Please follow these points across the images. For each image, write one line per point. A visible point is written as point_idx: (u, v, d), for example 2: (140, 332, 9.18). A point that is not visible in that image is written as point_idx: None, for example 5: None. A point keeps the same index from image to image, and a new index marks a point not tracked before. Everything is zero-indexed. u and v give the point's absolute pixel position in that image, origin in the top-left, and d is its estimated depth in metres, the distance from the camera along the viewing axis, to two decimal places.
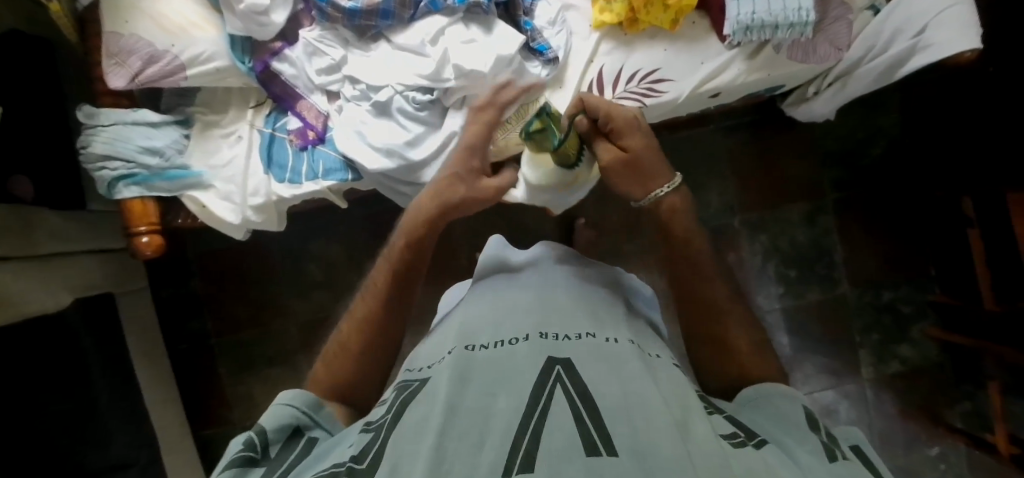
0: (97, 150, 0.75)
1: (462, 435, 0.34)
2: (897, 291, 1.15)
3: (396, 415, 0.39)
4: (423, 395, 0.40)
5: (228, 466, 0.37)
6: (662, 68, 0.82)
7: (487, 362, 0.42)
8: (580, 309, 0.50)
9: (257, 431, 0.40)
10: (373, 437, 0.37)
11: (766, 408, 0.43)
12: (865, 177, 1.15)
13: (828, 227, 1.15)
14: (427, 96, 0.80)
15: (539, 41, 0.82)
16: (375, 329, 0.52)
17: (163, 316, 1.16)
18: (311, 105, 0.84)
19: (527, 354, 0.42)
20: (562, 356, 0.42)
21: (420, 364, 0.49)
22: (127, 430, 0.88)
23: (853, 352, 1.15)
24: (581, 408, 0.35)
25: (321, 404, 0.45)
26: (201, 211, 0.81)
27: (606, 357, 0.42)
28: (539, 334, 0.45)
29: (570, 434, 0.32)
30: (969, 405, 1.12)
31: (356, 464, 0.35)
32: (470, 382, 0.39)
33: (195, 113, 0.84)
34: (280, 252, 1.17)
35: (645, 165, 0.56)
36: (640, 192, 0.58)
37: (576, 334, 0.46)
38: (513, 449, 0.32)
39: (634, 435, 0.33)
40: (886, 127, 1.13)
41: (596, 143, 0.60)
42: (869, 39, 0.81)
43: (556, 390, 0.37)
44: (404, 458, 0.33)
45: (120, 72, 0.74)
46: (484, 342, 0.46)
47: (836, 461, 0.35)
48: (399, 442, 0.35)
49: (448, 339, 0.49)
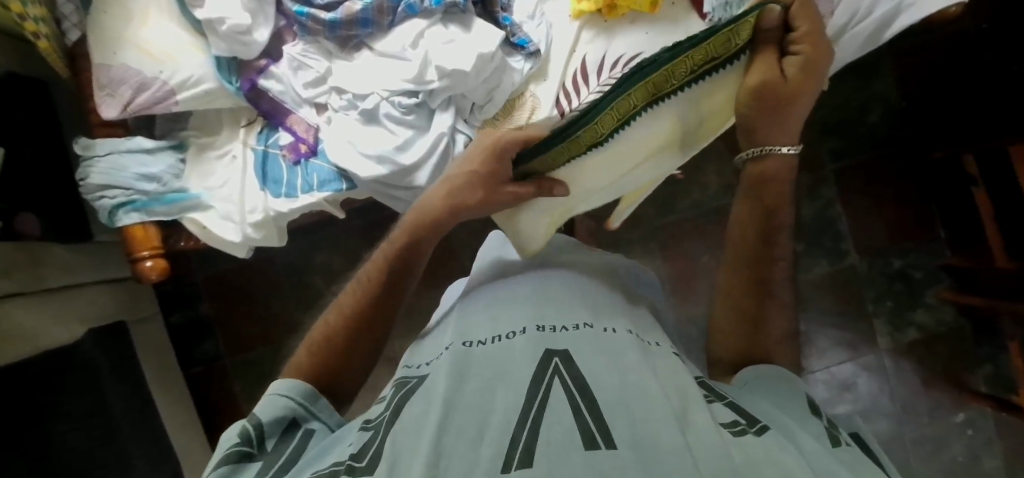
0: (96, 180, 0.77)
1: (460, 431, 0.33)
2: (907, 257, 1.12)
3: (394, 412, 0.39)
4: (422, 392, 0.40)
5: (223, 462, 0.37)
6: (645, 51, 0.80)
7: (485, 357, 0.42)
8: (576, 299, 0.50)
9: (255, 425, 0.40)
10: (370, 437, 0.37)
11: (771, 387, 0.43)
12: (863, 145, 1.13)
13: (831, 198, 1.14)
14: (413, 99, 0.80)
15: (519, 36, 0.83)
16: (353, 323, 0.51)
17: (176, 340, 1.18)
18: (300, 119, 0.84)
19: (524, 347, 0.42)
20: (560, 348, 0.41)
21: (418, 359, 0.49)
22: (148, 455, 0.89)
23: (868, 323, 1.13)
24: (580, 400, 0.35)
25: (316, 396, 0.44)
26: (202, 232, 0.82)
27: (605, 349, 0.42)
28: (537, 327, 0.45)
29: (569, 427, 0.32)
30: (991, 367, 1.10)
31: (356, 462, 0.34)
32: (468, 378, 0.39)
33: (189, 137, 0.85)
34: (285, 268, 1.18)
35: (794, 114, 0.49)
36: (760, 136, 0.51)
37: (574, 326, 0.45)
38: (512, 442, 0.31)
39: (632, 426, 0.32)
40: (881, 92, 1.11)
41: (764, 55, 0.49)
42: (852, 4, 0.80)
43: (554, 384, 0.37)
44: (401, 456, 0.33)
45: (112, 102, 0.76)
46: (483, 337, 0.45)
47: (838, 447, 0.35)
48: (397, 439, 0.34)
49: (447, 335, 0.49)
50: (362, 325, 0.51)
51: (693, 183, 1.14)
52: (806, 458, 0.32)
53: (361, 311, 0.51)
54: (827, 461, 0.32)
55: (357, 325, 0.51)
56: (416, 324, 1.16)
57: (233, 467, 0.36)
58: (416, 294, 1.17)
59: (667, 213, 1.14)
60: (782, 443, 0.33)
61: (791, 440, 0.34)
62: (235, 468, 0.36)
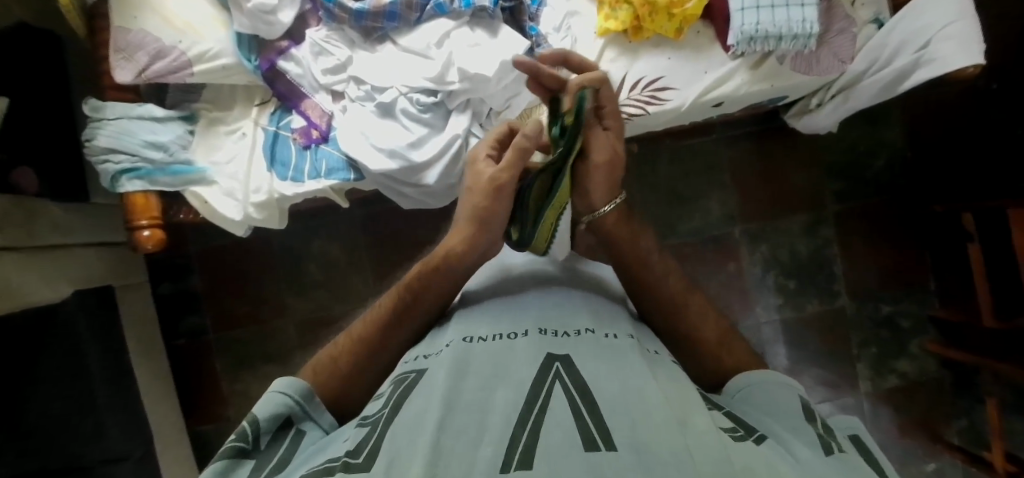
0: (102, 143, 0.76)
1: (461, 430, 0.31)
2: (897, 304, 1.14)
3: (393, 408, 0.36)
4: (421, 389, 0.37)
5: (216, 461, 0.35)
6: (665, 76, 0.83)
7: (486, 355, 0.40)
8: (577, 305, 0.47)
9: (250, 422, 0.38)
10: (368, 432, 0.34)
11: (760, 398, 0.41)
12: (866, 190, 1.14)
13: (829, 239, 1.15)
14: (431, 98, 0.80)
15: (544, 47, 0.83)
16: (360, 353, 0.48)
17: (162, 311, 1.17)
18: (315, 104, 0.84)
19: (525, 350, 0.40)
20: (561, 353, 0.39)
21: (415, 355, 0.46)
22: (125, 425, 0.88)
23: (852, 366, 1.14)
24: (580, 403, 0.33)
25: (314, 396, 0.42)
26: (201, 206, 0.81)
27: (607, 352, 0.39)
28: (538, 330, 0.42)
29: (569, 429, 0.30)
30: (967, 421, 1.12)
31: (352, 459, 0.31)
32: (467, 376, 0.37)
33: (201, 109, 0.84)
34: (280, 250, 1.17)
35: (615, 174, 0.57)
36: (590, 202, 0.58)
37: (575, 330, 0.43)
38: (513, 444, 0.29)
39: (633, 430, 0.30)
40: (888, 141, 1.13)
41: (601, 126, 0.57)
42: (872, 53, 0.81)
43: (555, 387, 0.35)
44: (400, 454, 0.30)
45: (127, 66, 0.75)
46: (483, 335, 0.43)
47: (831, 455, 0.33)
48: (396, 436, 0.32)
49: (447, 331, 0.46)
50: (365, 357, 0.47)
51: (696, 210, 1.15)
52: (800, 466, 0.30)
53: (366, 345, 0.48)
54: (818, 469, 0.31)
55: (363, 356, 0.48)
56: None
57: (222, 469, 0.35)
58: None
59: (668, 237, 1.15)
60: (782, 455, 0.31)
61: (785, 449, 0.33)
62: (227, 468, 0.35)
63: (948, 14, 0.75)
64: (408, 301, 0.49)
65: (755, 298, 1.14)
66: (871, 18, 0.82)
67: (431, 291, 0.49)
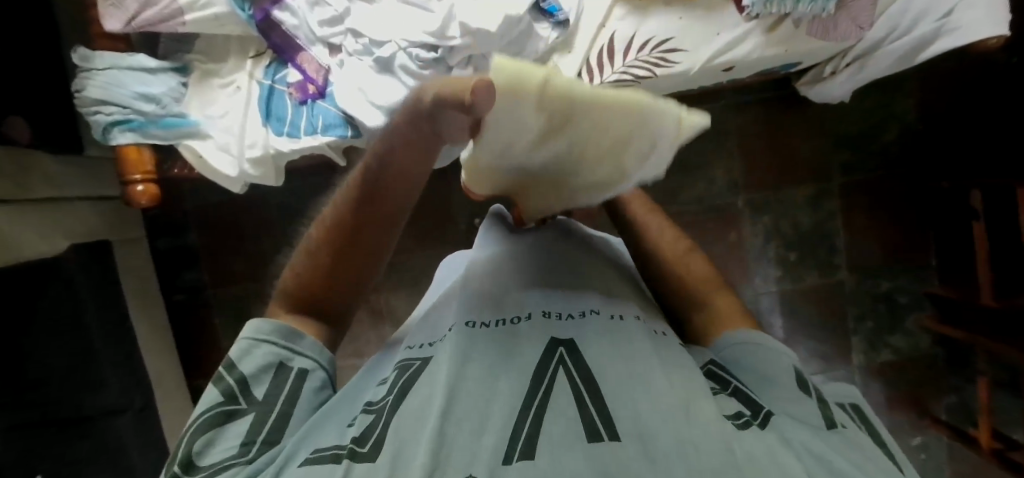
0: (92, 94, 0.74)
1: (463, 419, 0.31)
2: (896, 280, 1.14)
3: (399, 395, 0.35)
4: (426, 374, 0.36)
5: (209, 420, 0.36)
6: (676, 38, 0.80)
7: (490, 339, 0.38)
8: (581, 288, 0.45)
9: (236, 379, 0.38)
10: (373, 419, 0.34)
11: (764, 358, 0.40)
12: (876, 164, 1.12)
13: (833, 211, 1.13)
14: (432, 53, 0.78)
15: (550, 2, 0.79)
16: (339, 250, 0.41)
17: (159, 266, 1.16)
18: (311, 58, 0.81)
19: (530, 335, 0.38)
20: (565, 337, 0.38)
21: (419, 339, 0.44)
22: (121, 377, 0.89)
23: (846, 339, 1.14)
24: (583, 391, 0.33)
25: (302, 334, 0.42)
26: (196, 161, 0.79)
27: (612, 337, 0.38)
28: (543, 313, 0.41)
29: (572, 420, 0.30)
30: (954, 397, 1.13)
31: (359, 446, 0.31)
32: (472, 362, 0.36)
33: (194, 61, 0.82)
34: (277, 208, 1.16)
35: None
36: None
37: (580, 312, 0.42)
38: (515, 434, 0.30)
39: (637, 419, 0.31)
40: (901, 113, 1.10)
41: None
42: (892, 19, 0.78)
43: (557, 375, 0.34)
44: (407, 442, 0.30)
45: (116, 14, 0.73)
46: (487, 318, 0.41)
47: (833, 429, 0.33)
48: (401, 424, 0.32)
49: (450, 315, 0.44)
50: (344, 252, 0.41)
51: (699, 179, 1.12)
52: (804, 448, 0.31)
53: (348, 239, 0.41)
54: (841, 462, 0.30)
55: (342, 249, 0.41)
56: (405, 282, 1.16)
57: (213, 433, 0.35)
58: (408, 254, 1.16)
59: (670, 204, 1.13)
60: (789, 439, 0.31)
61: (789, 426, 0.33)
62: (219, 431, 0.36)
63: None
64: (359, 217, 0.40)
65: (755, 270, 1.12)
66: None
67: (388, 188, 0.39)
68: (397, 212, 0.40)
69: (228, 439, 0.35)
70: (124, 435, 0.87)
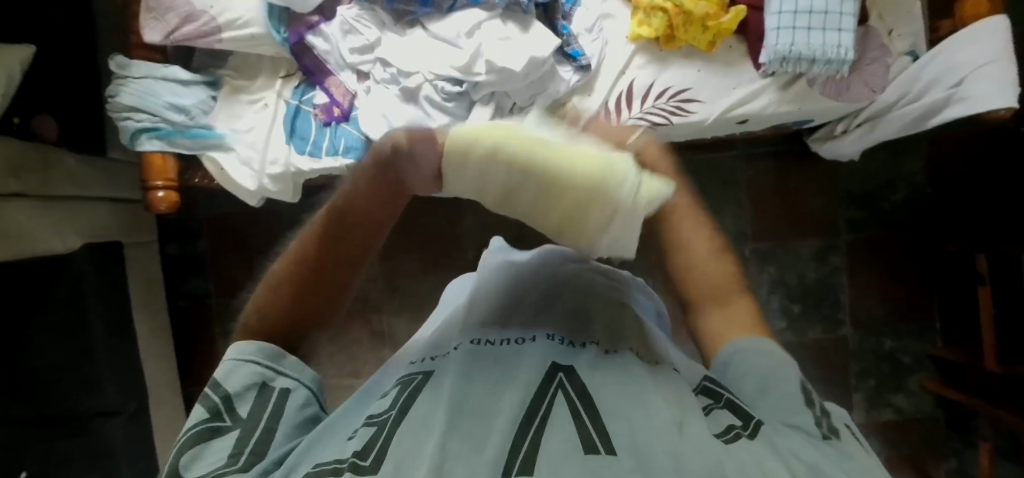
0: (124, 101, 0.76)
1: (466, 435, 0.31)
2: (899, 339, 1.13)
3: (401, 410, 0.35)
4: (428, 388, 0.37)
5: (192, 439, 0.34)
6: (692, 89, 0.83)
7: (495, 358, 0.39)
8: (584, 315, 0.45)
9: (221, 398, 0.36)
10: (376, 432, 0.33)
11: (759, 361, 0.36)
12: (882, 222, 1.14)
13: (839, 266, 1.14)
14: (456, 87, 0.81)
15: (573, 47, 0.82)
16: (304, 284, 0.40)
17: (167, 271, 1.18)
18: (339, 82, 0.84)
19: (531, 356, 0.38)
20: (565, 363, 0.37)
21: (422, 356, 0.44)
22: (117, 379, 0.88)
23: (847, 396, 1.13)
24: (580, 407, 0.32)
25: (284, 354, 0.39)
26: (218, 173, 0.81)
27: (612, 366, 0.37)
28: (546, 336, 0.41)
29: (569, 434, 0.30)
30: (955, 464, 1.11)
31: (361, 459, 0.30)
32: (474, 379, 0.36)
33: (225, 76, 0.85)
34: (289, 223, 1.17)
35: None
36: None
37: (582, 342, 0.41)
38: (514, 448, 0.29)
39: (632, 434, 0.30)
40: (908, 174, 1.12)
41: None
42: (905, 84, 0.80)
43: (556, 395, 0.33)
44: (408, 458, 0.30)
45: (156, 27, 0.76)
46: (494, 337, 0.42)
47: (828, 441, 0.31)
48: (403, 438, 0.31)
49: (454, 335, 0.44)
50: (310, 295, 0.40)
51: None
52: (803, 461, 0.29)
53: (314, 275, 0.39)
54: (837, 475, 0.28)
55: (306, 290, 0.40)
56: (408, 305, 1.17)
57: (199, 450, 0.33)
58: (414, 278, 1.17)
59: None
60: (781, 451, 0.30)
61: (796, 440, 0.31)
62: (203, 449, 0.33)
63: (987, 54, 0.74)
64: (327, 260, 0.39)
65: None
66: (906, 50, 0.82)
67: (358, 232, 0.39)
68: (365, 242, 0.40)
69: (208, 460, 0.33)
70: (118, 438, 0.85)
